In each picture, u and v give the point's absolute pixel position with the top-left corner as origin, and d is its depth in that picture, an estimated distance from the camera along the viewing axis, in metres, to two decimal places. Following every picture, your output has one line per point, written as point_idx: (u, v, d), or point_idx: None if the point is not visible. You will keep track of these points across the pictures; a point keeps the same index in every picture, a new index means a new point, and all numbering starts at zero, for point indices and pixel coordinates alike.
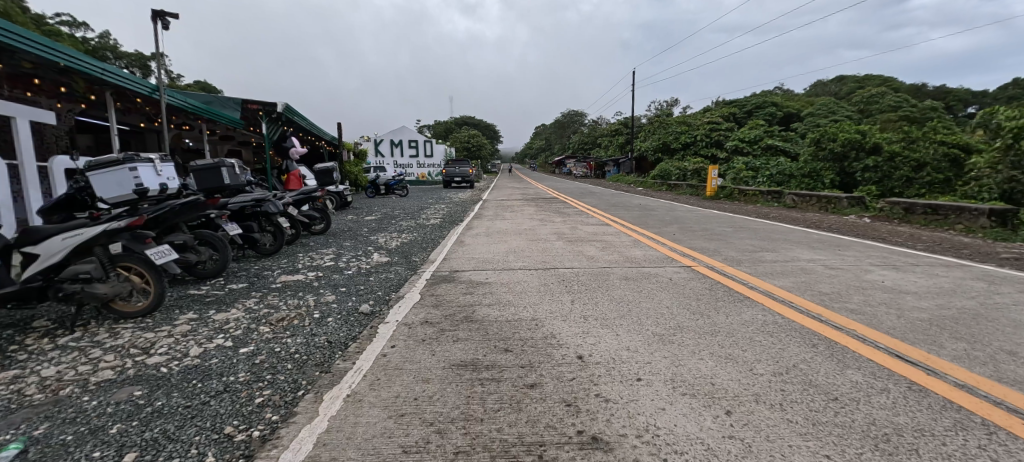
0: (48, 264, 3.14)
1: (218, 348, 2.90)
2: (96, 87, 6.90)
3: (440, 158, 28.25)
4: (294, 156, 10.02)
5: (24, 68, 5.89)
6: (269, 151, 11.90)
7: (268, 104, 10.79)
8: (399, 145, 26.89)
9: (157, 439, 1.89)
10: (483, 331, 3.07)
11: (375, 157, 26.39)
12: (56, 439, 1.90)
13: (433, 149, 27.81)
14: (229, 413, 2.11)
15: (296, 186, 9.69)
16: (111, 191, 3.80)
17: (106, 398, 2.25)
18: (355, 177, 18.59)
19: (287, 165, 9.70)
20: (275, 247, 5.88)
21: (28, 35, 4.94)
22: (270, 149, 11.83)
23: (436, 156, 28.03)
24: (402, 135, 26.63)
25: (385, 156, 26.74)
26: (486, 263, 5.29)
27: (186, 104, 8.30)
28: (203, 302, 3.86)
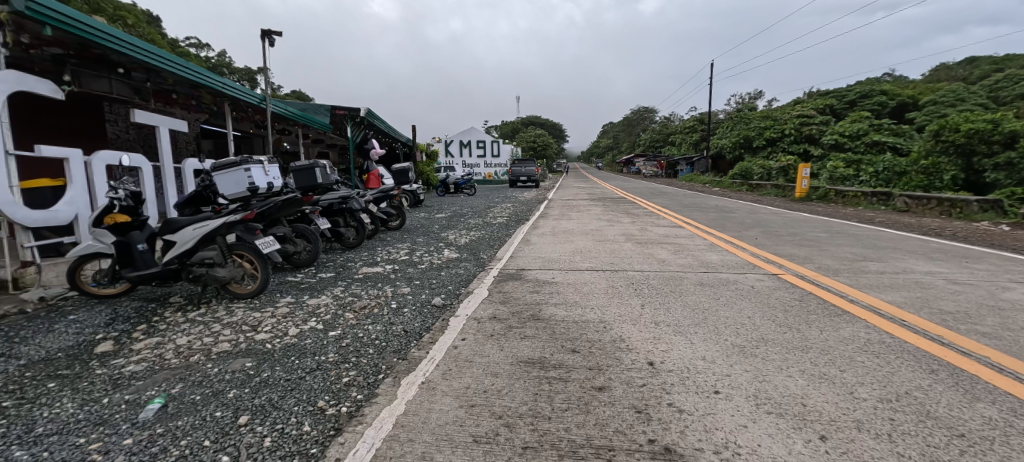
0: (182, 249, 3.69)
1: (312, 329, 3.21)
2: (217, 99, 7.91)
3: (507, 157, 28.60)
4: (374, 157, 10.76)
5: (164, 85, 6.92)
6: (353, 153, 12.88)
7: (354, 109, 11.64)
8: (468, 145, 27.76)
9: (264, 406, 2.15)
10: (550, 330, 3.09)
11: (445, 156, 27.46)
12: (187, 398, 2.24)
13: (500, 149, 28.20)
14: (322, 389, 2.33)
15: (376, 184, 10.37)
16: (231, 189, 4.44)
17: (224, 366, 2.60)
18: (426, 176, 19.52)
19: (368, 165, 10.41)
20: (358, 240, 6.33)
21: (168, 57, 5.79)
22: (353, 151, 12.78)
23: (503, 156, 28.49)
24: (471, 135, 27.32)
25: (454, 155, 27.74)
26: (551, 262, 5.30)
27: (286, 111, 9.22)
28: (298, 288, 4.30)
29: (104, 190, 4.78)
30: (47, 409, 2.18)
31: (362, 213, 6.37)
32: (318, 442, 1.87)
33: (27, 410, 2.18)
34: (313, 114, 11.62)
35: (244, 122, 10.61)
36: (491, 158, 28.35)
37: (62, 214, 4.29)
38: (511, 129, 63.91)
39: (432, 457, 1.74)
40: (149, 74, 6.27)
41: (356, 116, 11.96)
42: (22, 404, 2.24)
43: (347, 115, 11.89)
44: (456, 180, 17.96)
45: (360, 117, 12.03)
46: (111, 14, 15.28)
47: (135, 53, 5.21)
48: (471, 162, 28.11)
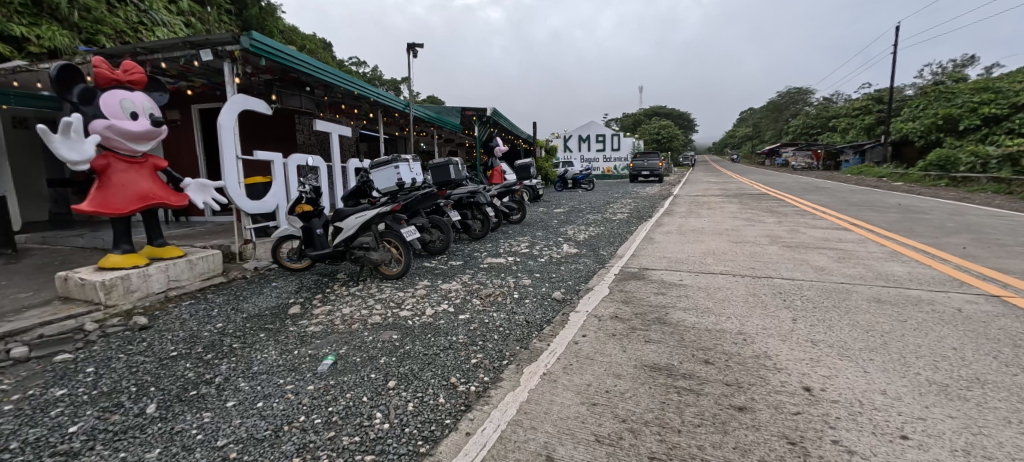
0: (347, 234, 4.34)
1: (444, 311, 3.50)
2: (372, 108, 9.07)
3: (628, 151, 27.38)
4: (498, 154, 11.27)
5: (336, 98, 8.18)
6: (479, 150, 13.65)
7: (482, 109, 12.30)
8: (587, 140, 27.33)
9: (408, 374, 2.43)
10: (678, 335, 2.86)
11: (564, 152, 27.47)
12: (350, 360, 2.63)
13: (620, 143, 27.14)
14: (453, 366, 2.52)
15: (498, 179, 10.84)
16: (384, 184, 5.10)
17: (376, 336, 2.99)
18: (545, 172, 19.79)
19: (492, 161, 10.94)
20: (482, 232, 6.69)
21: (339, 74, 6.83)
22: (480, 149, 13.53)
23: (624, 150, 27.35)
24: (591, 129, 26.86)
25: (573, 150, 27.59)
26: (678, 263, 4.90)
27: (424, 114, 10.17)
28: (433, 273, 4.72)
29: (295, 186, 5.85)
30: (259, 353, 2.78)
31: (487, 206, 6.72)
32: (451, 414, 2.04)
33: (246, 352, 2.80)
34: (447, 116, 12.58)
35: (391, 126, 11.99)
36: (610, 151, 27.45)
37: (268, 204, 5.36)
38: (633, 122, 60.87)
39: (554, 448, 1.74)
40: (326, 90, 7.48)
41: (483, 116, 12.62)
42: (243, 347, 2.89)
43: (476, 116, 12.61)
44: (574, 176, 17.76)
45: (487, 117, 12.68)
46: (297, 41, 18.58)
47: (319, 75, 6.27)
48: (589, 156, 27.63)
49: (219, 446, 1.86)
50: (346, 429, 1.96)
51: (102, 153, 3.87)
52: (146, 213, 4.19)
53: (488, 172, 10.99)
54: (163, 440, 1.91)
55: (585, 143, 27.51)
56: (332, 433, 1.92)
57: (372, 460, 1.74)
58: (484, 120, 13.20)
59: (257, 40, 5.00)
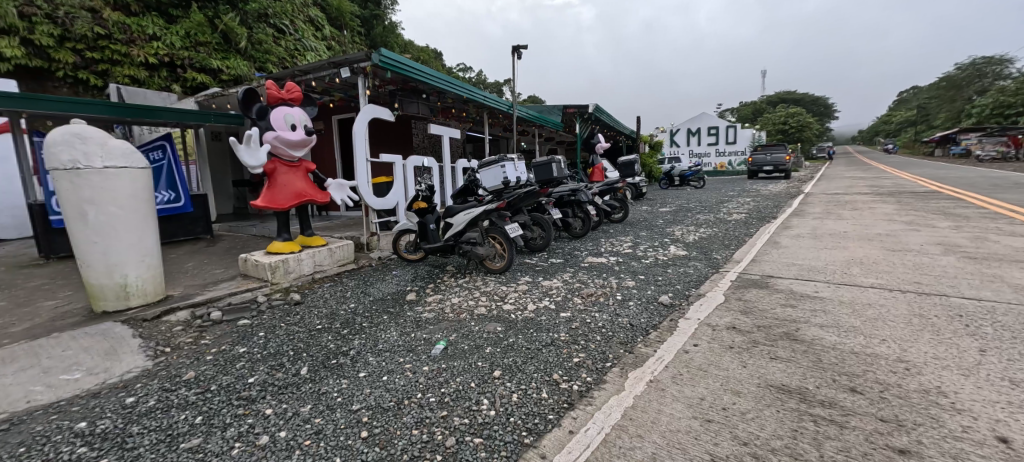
0: (456, 229, 4.62)
1: (546, 308, 3.53)
2: (479, 110, 9.48)
3: (746, 144, 24.57)
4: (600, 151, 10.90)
5: (448, 103, 8.74)
6: (580, 148, 13.46)
7: (583, 106, 12.08)
8: (697, 133, 25.33)
9: (512, 366, 2.50)
10: (813, 355, 2.50)
11: (671, 147, 25.83)
12: (459, 346, 2.80)
13: (737, 136, 24.59)
14: (556, 363, 2.52)
15: (599, 177, 10.58)
16: (491, 182, 5.31)
17: (482, 327, 3.13)
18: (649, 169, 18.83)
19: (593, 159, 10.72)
20: (583, 231, 6.61)
21: (452, 81, 7.28)
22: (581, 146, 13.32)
23: (740, 143, 24.67)
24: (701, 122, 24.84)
25: (680, 145, 25.82)
26: (810, 273, 4.27)
27: (526, 114, 10.34)
28: (534, 270, 4.79)
29: (413, 186, 6.40)
30: (383, 333, 3.10)
31: (589, 204, 6.59)
32: (554, 410, 2.05)
33: (372, 331, 3.15)
34: (548, 115, 12.53)
35: (496, 128, 12.43)
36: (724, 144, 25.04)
37: (390, 201, 5.93)
38: (753, 110, 54.23)
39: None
40: (439, 96, 8.03)
41: (585, 113, 12.37)
42: (370, 326, 3.26)
43: (577, 113, 12.41)
44: (681, 173, 16.48)
45: (588, 114, 12.40)
46: (414, 53, 20.25)
47: (435, 83, 6.77)
48: (699, 151, 25.60)
49: (354, 410, 2.12)
50: (456, 410, 2.09)
51: (270, 159, 4.67)
52: (298, 208, 4.94)
53: (588, 170, 10.80)
54: (312, 398, 2.24)
55: (694, 137, 25.49)
56: (445, 413, 2.06)
57: (480, 443, 1.84)
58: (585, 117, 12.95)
59: (385, 56, 5.59)
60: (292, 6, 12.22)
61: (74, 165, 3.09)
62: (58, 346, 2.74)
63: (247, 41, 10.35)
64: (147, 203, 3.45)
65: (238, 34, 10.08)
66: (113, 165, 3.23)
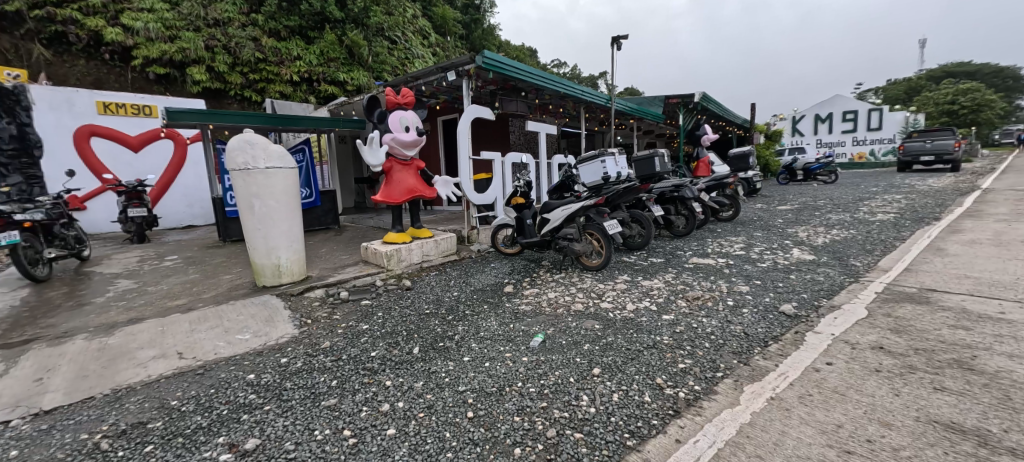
0: (553, 225, 4.64)
1: (646, 309, 3.38)
2: (576, 105, 9.34)
3: (894, 130, 20.64)
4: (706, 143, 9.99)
5: (545, 99, 8.78)
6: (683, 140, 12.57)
7: (689, 96, 11.21)
8: (828, 120, 22.28)
9: (612, 365, 2.45)
10: (996, 392, 2.03)
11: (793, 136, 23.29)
12: (557, 340, 2.82)
13: (882, 121, 20.85)
14: (659, 367, 2.41)
15: (706, 172, 9.81)
16: (590, 178, 5.18)
17: (579, 323, 3.11)
18: (766, 162, 16.94)
19: (698, 152, 9.97)
20: (687, 230, 6.19)
21: (551, 77, 7.28)
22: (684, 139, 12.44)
23: (887, 129, 20.80)
24: (832, 106, 21.94)
25: (805, 134, 23.07)
26: (990, 289, 3.46)
27: (626, 107, 9.93)
28: (633, 268, 4.61)
29: (511, 182, 6.55)
30: (484, 321, 3.25)
31: (694, 201, 6.14)
32: (658, 415, 1.97)
33: (474, 319, 3.31)
34: (648, 106, 11.83)
35: (594, 123, 12.15)
36: (864, 131, 21.39)
37: (489, 197, 6.16)
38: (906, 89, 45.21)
39: None
40: (537, 93, 8.09)
41: (690, 103, 11.47)
42: (472, 314, 3.43)
43: (682, 103, 11.55)
44: (807, 166, 14.41)
45: (695, 104, 11.48)
46: (511, 52, 20.64)
47: (534, 81, 6.85)
48: (829, 140, 22.40)
49: (460, 391, 2.25)
50: (556, 403, 2.11)
51: (388, 159, 5.16)
52: (409, 203, 5.39)
53: (692, 165, 10.10)
54: (423, 375, 2.44)
55: (824, 124, 22.46)
56: (545, 404, 2.09)
57: (581, 439, 1.84)
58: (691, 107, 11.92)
59: (488, 57, 5.79)
60: (405, 18, 13.23)
61: (246, 166, 3.74)
62: (233, 311, 3.36)
63: (368, 53, 11.43)
64: (296, 198, 4.04)
65: (360, 48, 11.21)
66: (272, 166, 3.84)
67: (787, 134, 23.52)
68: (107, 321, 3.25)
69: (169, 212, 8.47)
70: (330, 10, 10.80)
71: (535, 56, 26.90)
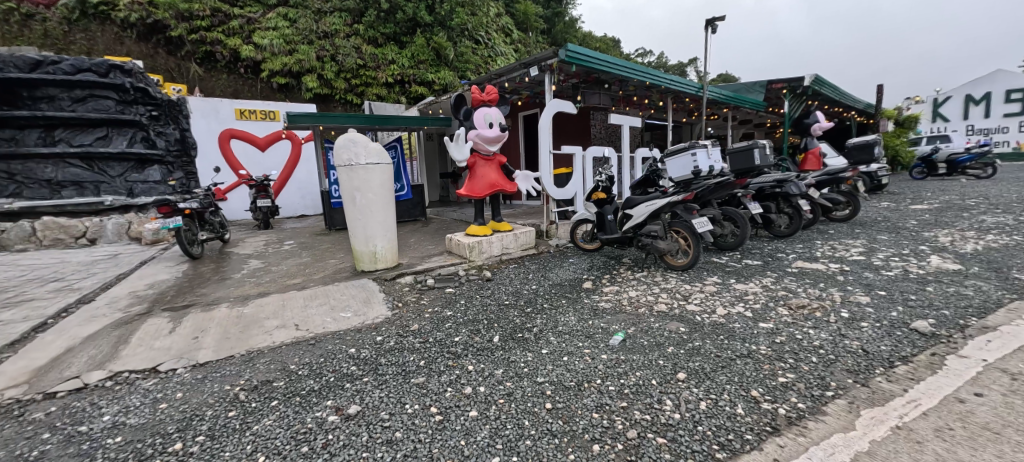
0: (636, 222, 4.47)
1: (740, 314, 3.13)
2: (663, 95, 8.84)
3: None
4: (818, 132, 8.88)
5: (629, 91, 8.46)
6: (787, 129, 11.30)
7: (797, 80, 10.03)
8: (982, 101, 18.73)
9: (700, 371, 2.31)
10: None
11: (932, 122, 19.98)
12: (639, 341, 2.74)
13: None
14: (755, 378, 2.23)
15: (815, 165, 8.77)
16: (679, 172, 4.84)
17: (663, 325, 2.98)
18: (896, 153, 14.69)
19: (807, 143, 8.93)
20: (791, 230, 5.61)
21: (636, 67, 6.99)
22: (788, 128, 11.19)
23: None
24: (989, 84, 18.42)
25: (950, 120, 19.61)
26: None
27: (721, 95, 9.17)
28: (724, 270, 4.29)
29: (592, 177, 6.40)
30: (562, 316, 3.25)
31: (800, 198, 5.51)
32: (754, 430, 1.83)
33: (553, 313, 3.33)
34: (746, 93, 10.80)
35: (682, 113, 11.42)
36: None
37: (569, 191, 6.10)
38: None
39: None
40: (621, 84, 7.81)
41: (798, 88, 10.26)
42: (551, 308, 3.45)
43: (787, 88, 10.36)
44: (951, 157, 12.22)
45: (803, 89, 10.25)
46: (594, 44, 20.14)
47: (618, 72, 6.64)
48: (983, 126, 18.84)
49: (538, 382, 2.29)
50: (637, 404, 2.05)
51: (471, 154, 5.35)
52: (491, 197, 5.53)
53: (800, 157, 9.09)
54: (503, 363, 2.51)
55: (976, 107, 18.91)
56: (625, 404, 2.05)
57: (664, 444, 1.77)
58: (798, 93, 10.68)
59: (571, 51, 5.73)
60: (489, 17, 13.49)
61: (350, 163, 4.13)
62: (338, 292, 3.74)
63: (453, 54, 11.84)
64: (391, 192, 4.37)
65: (445, 49, 11.70)
66: (372, 162, 4.19)
67: (925, 120, 20.20)
68: (240, 294, 3.81)
69: (287, 203, 9.66)
70: (420, 15, 11.28)
71: (618, 46, 25.95)
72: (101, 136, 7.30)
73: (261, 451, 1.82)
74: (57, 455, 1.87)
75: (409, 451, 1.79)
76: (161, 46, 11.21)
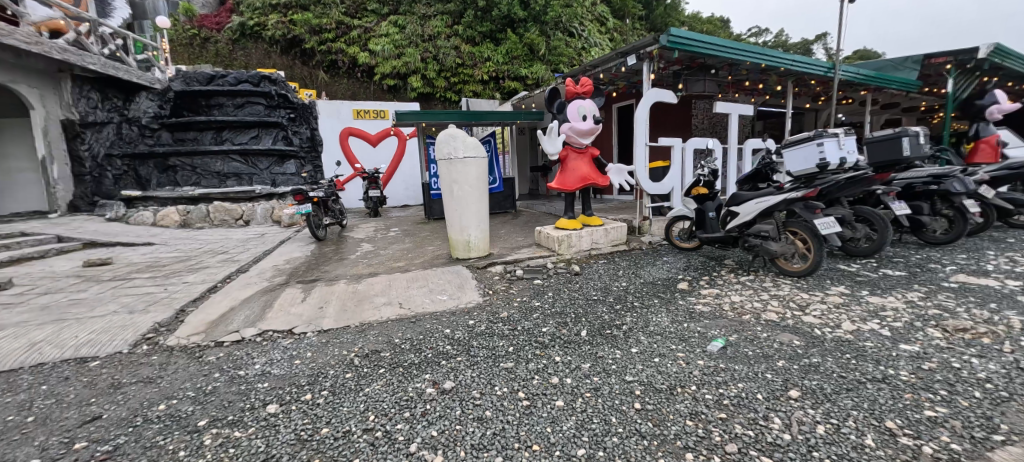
0: (743, 221, 4.06)
1: (874, 332, 2.68)
2: (783, 78, 7.86)
3: None
4: (996, 116, 7.20)
5: (741, 75, 7.67)
6: (951, 112, 9.32)
7: (966, 52, 8.20)
8: None
9: (819, 391, 2.03)
10: None
11: None
12: (743, 350, 2.49)
13: None
14: (893, 408, 1.89)
15: (989, 158, 7.14)
16: (800, 166, 4.27)
17: (773, 335, 2.67)
18: None
19: (979, 130, 7.29)
20: (950, 237, 4.67)
21: (751, 49, 6.31)
22: (951, 111, 9.24)
23: None
24: None
25: None
26: None
27: (858, 75, 7.85)
28: (854, 280, 3.71)
29: (692, 171, 5.94)
30: (654, 316, 3.08)
31: (965, 198, 4.55)
32: None
33: (644, 312, 3.17)
34: (894, 71, 9.11)
35: (805, 98, 10.05)
36: None
37: (665, 186, 5.75)
38: None
39: None
40: (732, 69, 7.10)
41: (968, 62, 8.39)
42: (643, 307, 3.29)
43: (952, 62, 8.51)
44: None
45: (976, 62, 8.35)
46: (700, 27, 18.58)
47: (729, 55, 6.05)
48: None
49: (627, 381, 2.20)
50: (739, 417, 1.87)
51: (563, 147, 5.28)
52: (581, 190, 5.44)
53: (968, 147, 7.47)
54: (590, 358, 2.46)
55: None
56: (724, 415, 1.88)
57: None
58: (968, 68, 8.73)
59: (675, 35, 5.35)
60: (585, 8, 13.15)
61: (449, 156, 4.33)
62: (434, 277, 3.97)
63: (546, 48, 11.75)
64: (485, 183, 4.51)
65: (537, 44, 11.67)
66: (469, 155, 4.35)
67: None
68: (353, 273, 4.24)
69: (394, 193, 10.52)
70: (514, 13, 11.36)
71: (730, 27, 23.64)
72: (253, 135, 8.78)
73: (371, 410, 2.01)
74: (224, 390, 2.26)
75: (497, 431, 1.83)
76: (296, 55, 12.86)
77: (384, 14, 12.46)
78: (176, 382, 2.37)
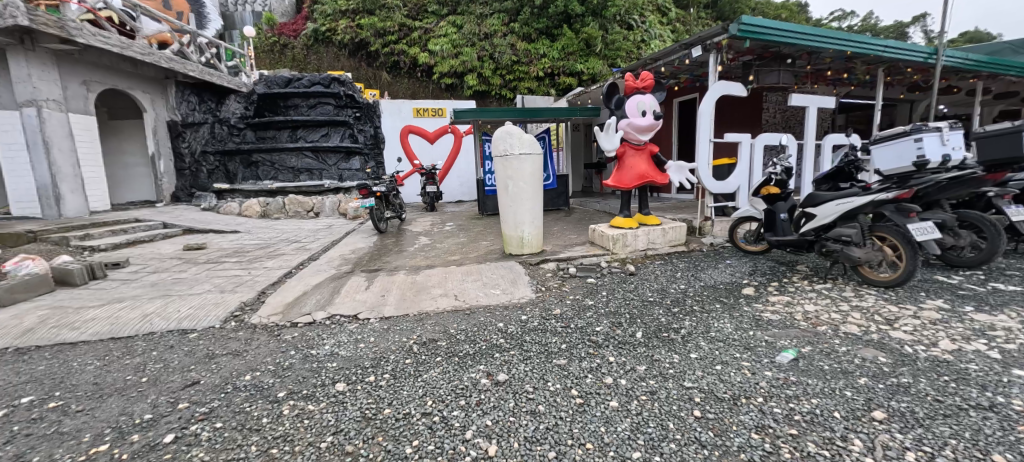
0: (821, 223, 3.73)
1: (979, 353, 2.36)
2: (872, 66, 7.11)
3: None
4: None
5: (821, 64, 7.03)
6: None
7: None
8: None
9: (910, 415, 1.82)
10: None
11: None
12: (818, 363, 2.30)
13: None
14: (1003, 441, 1.65)
15: None
16: (891, 163, 3.86)
17: (853, 350, 2.44)
18: None
19: None
20: None
21: (835, 35, 5.76)
22: None
23: None
24: None
25: None
26: None
27: (964, 61, 6.93)
28: (955, 293, 3.29)
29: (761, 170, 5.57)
30: (716, 321, 2.93)
31: None
32: None
33: (704, 317, 3.02)
34: (1011, 56, 7.93)
35: (897, 88, 9.04)
36: None
37: (730, 185, 5.43)
38: None
39: None
40: (812, 57, 6.52)
41: None
42: (703, 311, 3.13)
43: None
44: None
45: None
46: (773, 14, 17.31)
47: (809, 43, 5.56)
48: None
49: (686, 387, 2.10)
50: (812, 435, 1.73)
51: (620, 144, 5.11)
52: (639, 189, 5.27)
53: None
54: (647, 361, 2.38)
55: None
56: (795, 431, 1.74)
57: None
58: None
59: (746, 23, 5.01)
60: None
61: (505, 152, 4.37)
62: (488, 272, 4.03)
63: (603, 43, 11.51)
64: (541, 180, 4.50)
65: (595, 38, 11.46)
66: (525, 152, 4.36)
67: None
68: (411, 265, 4.41)
69: (449, 189, 10.82)
70: (572, 8, 11.21)
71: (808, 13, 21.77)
72: (324, 133, 9.38)
73: (430, 396, 2.08)
74: (300, 367, 2.44)
75: (550, 426, 1.83)
76: (362, 56, 13.54)
77: (444, 15, 12.77)
78: (260, 356, 2.59)
